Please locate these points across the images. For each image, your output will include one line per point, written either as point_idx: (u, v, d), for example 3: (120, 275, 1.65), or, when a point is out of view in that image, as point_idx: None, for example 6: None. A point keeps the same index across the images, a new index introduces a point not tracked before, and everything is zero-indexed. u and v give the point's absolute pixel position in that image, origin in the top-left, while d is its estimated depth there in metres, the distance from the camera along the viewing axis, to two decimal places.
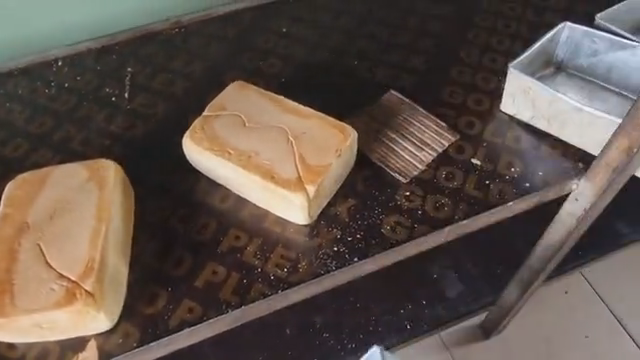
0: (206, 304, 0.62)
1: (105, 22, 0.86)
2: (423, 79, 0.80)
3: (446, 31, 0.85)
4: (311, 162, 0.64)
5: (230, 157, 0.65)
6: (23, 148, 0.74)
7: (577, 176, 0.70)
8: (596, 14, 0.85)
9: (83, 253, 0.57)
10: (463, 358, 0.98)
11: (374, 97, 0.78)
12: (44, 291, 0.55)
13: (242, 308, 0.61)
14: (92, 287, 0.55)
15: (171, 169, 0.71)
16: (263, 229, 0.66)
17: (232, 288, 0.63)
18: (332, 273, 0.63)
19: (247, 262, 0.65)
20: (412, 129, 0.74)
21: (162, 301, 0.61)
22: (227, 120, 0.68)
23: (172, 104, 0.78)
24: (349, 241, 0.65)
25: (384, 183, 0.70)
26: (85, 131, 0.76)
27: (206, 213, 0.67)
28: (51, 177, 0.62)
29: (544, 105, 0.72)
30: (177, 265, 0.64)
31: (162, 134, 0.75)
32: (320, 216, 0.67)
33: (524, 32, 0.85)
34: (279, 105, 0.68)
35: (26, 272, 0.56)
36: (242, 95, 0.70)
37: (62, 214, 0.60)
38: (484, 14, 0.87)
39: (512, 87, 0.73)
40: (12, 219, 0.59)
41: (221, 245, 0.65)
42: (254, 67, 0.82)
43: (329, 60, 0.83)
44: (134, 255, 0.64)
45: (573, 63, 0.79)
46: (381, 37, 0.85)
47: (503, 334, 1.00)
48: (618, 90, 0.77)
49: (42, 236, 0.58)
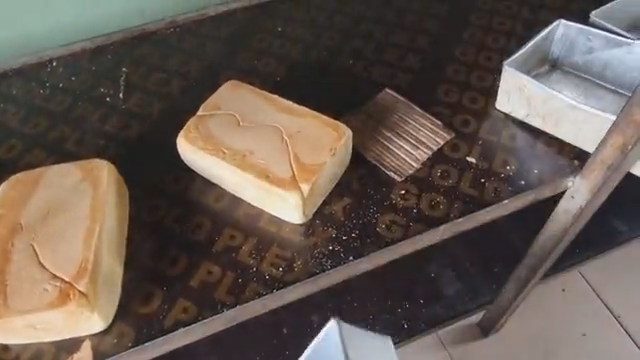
0: (201, 304, 0.60)
1: (98, 23, 0.84)
2: (419, 78, 0.80)
3: (442, 31, 0.85)
4: (305, 160, 0.63)
5: (224, 156, 0.64)
6: (17, 149, 0.73)
7: (573, 173, 0.71)
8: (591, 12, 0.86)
9: (77, 254, 0.55)
10: (461, 356, 0.99)
11: (369, 96, 0.78)
12: (37, 292, 0.54)
13: (237, 308, 0.60)
14: (86, 287, 0.54)
15: (168, 167, 0.70)
16: (259, 228, 0.65)
17: (226, 288, 0.61)
18: (328, 272, 0.62)
19: (242, 261, 0.63)
20: (407, 129, 0.74)
21: (157, 301, 0.60)
22: (221, 119, 0.67)
23: (168, 103, 0.77)
24: (344, 240, 0.64)
25: (379, 182, 0.69)
26: (80, 131, 0.75)
27: (204, 210, 0.66)
28: (45, 177, 0.61)
29: (539, 103, 0.72)
30: (172, 265, 0.62)
31: (158, 133, 0.74)
32: (315, 215, 0.66)
33: (519, 31, 0.86)
34: (273, 103, 0.68)
35: (19, 272, 0.55)
36: (236, 94, 0.69)
37: (56, 214, 0.58)
38: (480, 13, 0.88)
39: (507, 84, 0.74)
40: (5, 220, 0.58)
41: (216, 244, 0.64)
42: (250, 66, 0.82)
43: (326, 59, 0.82)
44: (129, 256, 0.62)
45: (568, 60, 0.80)
46: (377, 36, 0.85)
47: (502, 332, 1.01)
48: (613, 87, 0.78)
49: (35, 236, 0.57)
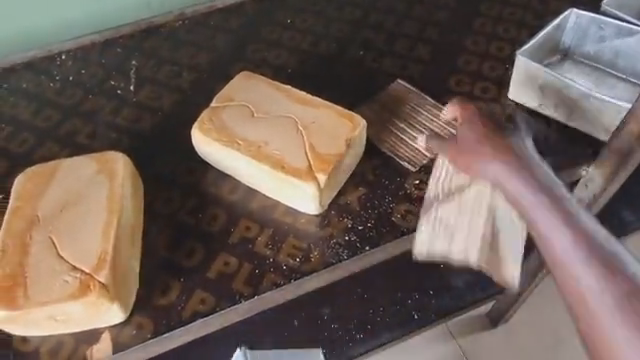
0: (219, 295, 0.60)
1: (112, 17, 0.84)
2: (430, 69, 0.80)
3: (452, 21, 0.85)
4: (321, 150, 0.63)
5: (240, 147, 0.64)
6: (29, 143, 0.73)
7: (586, 163, 0.71)
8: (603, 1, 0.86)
9: (96, 245, 0.55)
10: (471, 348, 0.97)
11: (381, 88, 0.78)
12: (57, 284, 0.54)
13: (255, 298, 0.60)
14: (106, 279, 0.54)
15: (181, 159, 0.70)
16: (274, 219, 0.65)
17: (244, 278, 0.61)
18: (344, 262, 0.62)
19: (259, 252, 0.63)
20: (420, 119, 0.74)
21: (175, 292, 0.60)
22: (235, 111, 0.66)
23: (179, 96, 0.77)
24: (360, 230, 0.64)
25: (394, 172, 0.69)
26: (92, 125, 0.75)
27: (219, 201, 0.66)
28: (61, 170, 0.61)
29: (552, 92, 0.72)
30: (188, 256, 0.62)
31: (170, 126, 0.74)
32: (330, 205, 0.66)
33: (529, 20, 0.86)
34: (287, 94, 0.67)
35: (37, 264, 0.55)
36: (249, 85, 0.69)
37: (73, 206, 0.58)
38: (489, 3, 0.87)
39: (520, 73, 0.73)
40: (22, 213, 0.58)
41: (232, 236, 0.64)
42: (261, 58, 0.81)
43: (336, 50, 0.82)
44: (145, 248, 0.62)
45: (580, 50, 0.80)
46: (387, 27, 0.85)
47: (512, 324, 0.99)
48: (625, 76, 0.78)
49: (53, 228, 0.57)
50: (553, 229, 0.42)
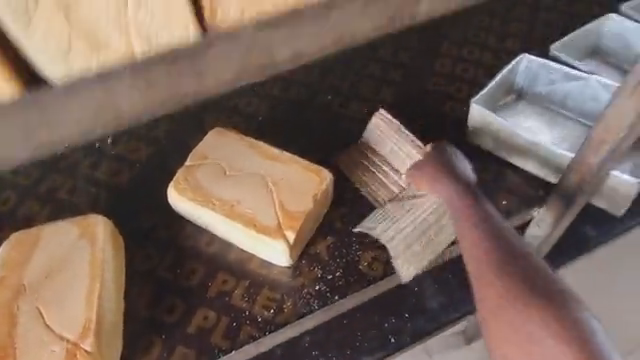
0: (199, 349, 0.64)
1: None
2: (394, 112, 0.85)
3: (414, 62, 0.89)
4: (291, 208, 0.67)
5: (215, 206, 0.68)
6: (11, 200, 0.76)
7: (538, 203, 0.76)
8: (551, 45, 0.92)
9: (81, 314, 0.59)
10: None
11: (348, 135, 0.82)
12: (45, 353, 0.57)
13: (233, 353, 0.64)
14: (91, 347, 0.57)
15: (159, 213, 0.74)
16: (249, 271, 0.69)
17: (222, 332, 0.65)
18: (315, 312, 0.67)
19: (235, 305, 0.67)
20: (394, 165, 0.78)
21: (157, 349, 0.64)
22: (209, 170, 0.70)
23: (155, 146, 0.80)
24: (330, 280, 0.69)
25: (360, 219, 0.74)
26: (72, 179, 0.77)
27: (197, 255, 0.70)
28: (44, 237, 0.64)
29: (505, 138, 0.78)
30: (169, 312, 0.66)
31: (147, 178, 0.77)
32: (301, 256, 0.70)
33: (487, 59, 0.90)
34: (258, 151, 0.71)
35: (26, 334, 0.58)
36: (222, 142, 0.72)
37: (57, 274, 0.62)
38: (450, 43, 0.91)
39: (476, 120, 0.79)
40: (9, 282, 0.62)
41: (209, 290, 0.68)
42: (232, 105, 0.84)
43: (305, 94, 0.85)
44: (128, 306, 0.66)
45: (532, 92, 0.85)
46: (354, 67, 0.87)
47: None
48: (573, 117, 0.83)
49: (39, 297, 0.61)
50: (514, 284, 0.46)
